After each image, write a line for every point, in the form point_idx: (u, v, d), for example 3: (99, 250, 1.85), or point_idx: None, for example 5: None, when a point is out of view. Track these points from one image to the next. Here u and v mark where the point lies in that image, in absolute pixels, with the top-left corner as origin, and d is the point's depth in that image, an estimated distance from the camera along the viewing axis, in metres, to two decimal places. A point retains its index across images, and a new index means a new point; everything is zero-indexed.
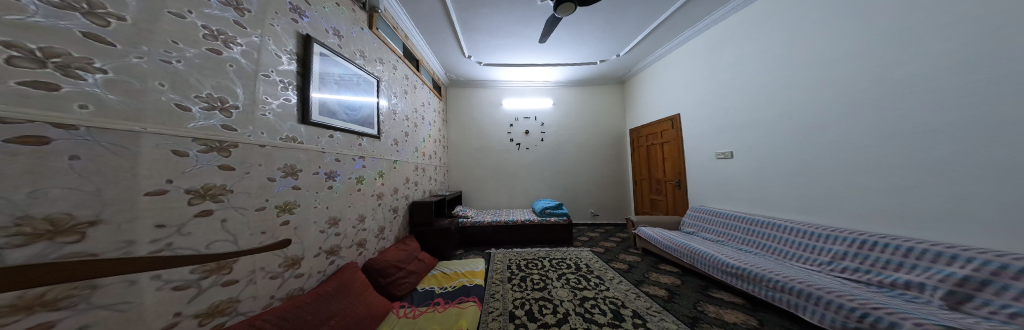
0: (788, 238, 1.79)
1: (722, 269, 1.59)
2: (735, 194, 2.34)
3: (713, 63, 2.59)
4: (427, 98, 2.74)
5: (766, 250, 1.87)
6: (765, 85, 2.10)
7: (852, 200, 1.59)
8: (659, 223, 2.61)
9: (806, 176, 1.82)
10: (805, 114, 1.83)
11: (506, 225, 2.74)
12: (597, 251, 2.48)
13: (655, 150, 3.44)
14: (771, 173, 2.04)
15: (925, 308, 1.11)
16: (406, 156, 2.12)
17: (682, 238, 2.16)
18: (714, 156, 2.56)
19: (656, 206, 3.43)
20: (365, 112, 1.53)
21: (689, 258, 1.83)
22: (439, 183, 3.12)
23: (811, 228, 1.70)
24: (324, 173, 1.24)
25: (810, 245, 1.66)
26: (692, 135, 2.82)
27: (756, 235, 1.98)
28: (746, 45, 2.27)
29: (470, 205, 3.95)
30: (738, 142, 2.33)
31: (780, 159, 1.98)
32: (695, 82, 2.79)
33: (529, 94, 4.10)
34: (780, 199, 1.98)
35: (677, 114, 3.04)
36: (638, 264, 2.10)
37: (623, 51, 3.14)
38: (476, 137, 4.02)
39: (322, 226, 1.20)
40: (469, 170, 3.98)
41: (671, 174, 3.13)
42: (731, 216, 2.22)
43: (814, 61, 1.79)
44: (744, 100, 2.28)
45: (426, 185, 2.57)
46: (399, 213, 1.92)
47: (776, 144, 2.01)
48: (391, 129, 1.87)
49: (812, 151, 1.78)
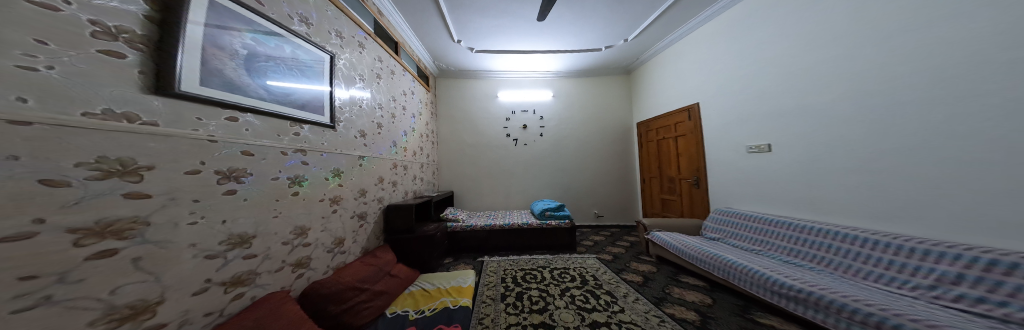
0: (855, 250, 1.45)
1: (772, 290, 1.31)
2: (768, 194, 2.05)
3: (739, 44, 2.29)
4: (410, 86, 2.49)
5: (820, 264, 1.56)
6: (808, 66, 1.80)
7: (928, 203, 1.32)
8: (676, 227, 2.33)
9: (871, 173, 1.50)
10: (868, 99, 1.51)
11: (501, 229, 2.50)
12: (605, 259, 2.21)
13: (667, 145, 3.15)
14: (817, 169, 1.74)
15: None
16: (380, 151, 1.87)
17: (704, 244, 1.89)
18: (745, 150, 2.24)
19: (667, 207, 3.16)
20: (296, 92, 1.19)
21: (722, 272, 1.55)
22: (426, 183, 2.86)
23: (891, 239, 1.36)
24: (219, 172, 0.89)
25: (895, 262, 1.31)
26: (714, 127, 2.53)
27: (804, 244, 1.67)
28: (781, 21, 1.97)
29: (463, 206, 3.70)
30: (771, 134, 2.03)
31: (831, 154, 1.67)
32: (716, 67, 2.50)
33: (526, 86, 3.82)
34: (831, 200, 1.67)
35: (696, 103, 2.74)
36: (654, 276, 1.83)
37: (632, 34, 2.85)
38: (468, 134, 3.76)
39: (216, 248, 0.87)
40: (462, 168, 3.73)
41: (687, 170, 2.85)
42: (767, 220, 1.91)
43: (880, 34, 1.47)
44: (778, 85, 1.98)
45: (408, 186, 2.32)
46: (365, 220, 1.65)
47: (824, 135, 1.70)
48: (355, 118, 1.60)
49: (877, 142, 1.47)
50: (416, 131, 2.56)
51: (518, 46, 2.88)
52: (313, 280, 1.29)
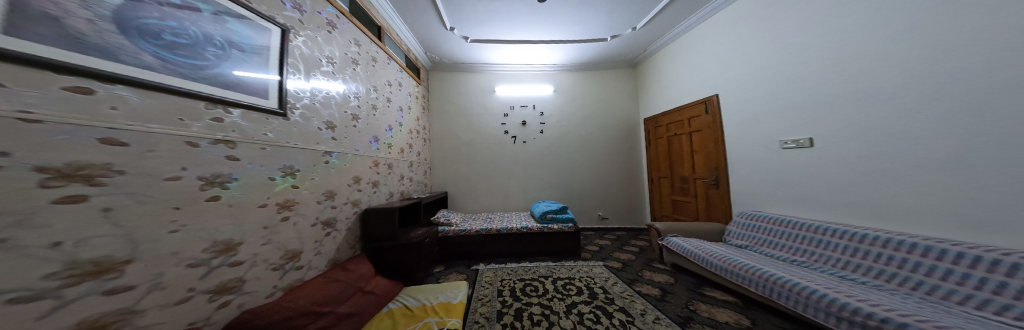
0: (917, 261, 1.25)
1: (829, 312, 1.12)
2: (800, 195, 1.84)
3: (769, 27, 2.06)
4: (399, 77, 2.35)
5: (876, 278, 1.35)
6: (855, 47, 1.57)
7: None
8: (694, 233, 2.17)
9: (948, 169, 1.27)
10: (944, 80, 1.26)
11: (496, 234, 2.43)
12: (614, 267, 2.06)
13: (679, 142, 2.93)
14: (872, 166, 1.50)
15: None
16: (355, 148, 1.68)
17: (728, 252, 1.76)
18: (778, 145, 1.99)
19: (679, 209, 2.96)
20: (214, 65, 0.90)
21: (766, 290, 1.35)
22: (414, 184, 2.68)
23: (983, 252, 1.11)
24: (52, 166, 0.58)
25: (987, 280, 1.06)
26: (738, 122, 2.31)
27: (859, 256, 1.44)
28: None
29: (458, 208, 3.51)
30: (812, 125, 1.78)
31: (892, 147, 1.43)
32: (737, 55, 2.30)
33: (524, 80, 3.64)
34: (894, 203, 1.43)
35: (714, 95, 2.51)
36: (673, 288, 1.66)
37: (640, 22, 2.65)
38: (462, 130, 3.58)
39: (41, 286, 0.57)
40: (457, 168, 3.54)
41: (703, 169, 2.63)
42: (808, 226, 1.69)
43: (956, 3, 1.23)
44: (817, 70, 1.75)
45: (393, 186, 2.14)
46: (327, 228, 1.43)
47: (882, 125, 1.46)
48: (317, 108, 1.38)
49: (959, 132, 1.23)
50: (404, 127, 2.42)
51: (514, 34, 2.73)
52: (246, 307, 1.02)
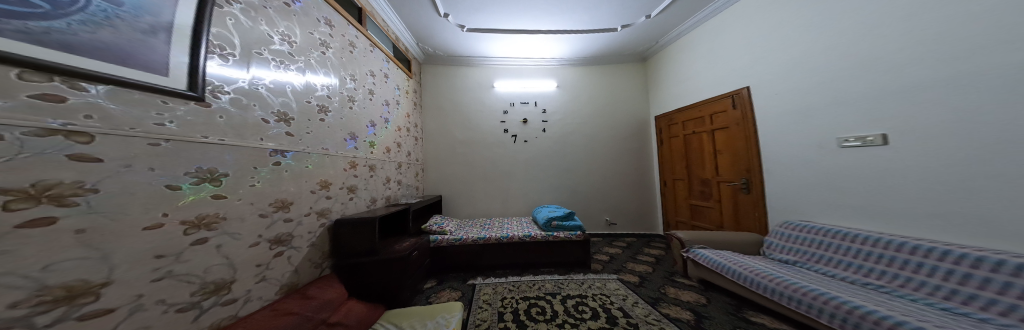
0: (979, 276, 1.11)
1: None
2: (857, 202, 1.60)
3: (813, 9, 1.81)
4: (384, 67, 2.24)
5: (936, 295, 1.20)
6: (934, 24, 1.31)
7: None
8: (719, 242, 2.04)
9: None
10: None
11: (496, 243, 2.31)
12: (631, 282, 2.05)
13: (699, 140, 2.70)
14: (966, 166, 1.24)
15: None
16: (328, 146, 1.44)
17: (767, 266, 1.68)
18: (839, 143, 1.67)
19: (699, 214, 2.74)
20: (54, 16, 0.55)
21: (820, 314, 1.26)
22: (402, 188, 2.48)
23: None
24: None
25: None
26: (772, 118, 2.07)
27: (953, 280, 1.17)
28: None
29: (455, 213, 3.31)
30: (860, 122, 1.57)
31: (995, 144, 1.16)
32: (773, 42, 2.06)
33: (526, 75, 3.43)
34: (1009, 213, 1.14)
35: (744, 88, 2.27)
36: (709, 311, 1.61)
37: (656, 9, 2.43)
38: (460, 129, 3.38)
39: None
40: (453, 170, 3.33)
41: (730, 172, 2.39)
42: (871, 239, 1.46)
43: None
44: (887, 52, 1.47)
45: (375, 191, 1.93)
46: (275, 248, 1.10)
47: (984, 116, 1.18)
48: (267, 101, 1.09)
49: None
50: (393, 126, 2.32)
51: (515, 23, 2.57)
52: None
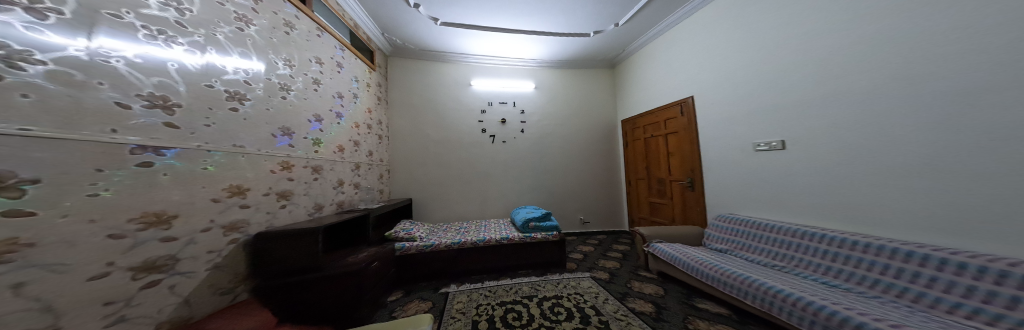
0: (883, 263, 1.25)
1: (819, 322, 1.11)
2: (781, 198, 1.79)
3: (741, 31, 2.04)
4: (338, 56, 2.01)
5: (846, 280, 1.35)
6: (832, 48, 1.53)
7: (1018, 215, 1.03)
8: (678, 236, 2.16)
9: (934, 173, 1.21)
10: (979, 60, 1.08)
11: (473, 247, 2.18)
12: (602, 279, 2.06)
13: (655, 144, 2.88)
14: (857, 166, 1.44)
15: None
16: (251, 143, 1.21)
17: (711, 256, 1.80)
18: (753, 147, 1.96)
19: (656, 211, 2.89)
20: None
21: (749, 297, 1.39)
22: (362, 192, 2.23)
23: (1002, 265, 0.98)
24: None
25: (994, 294, 0.96)
26: (713, 123, 2.26)
27: (854, 265, 1.34)
28: (788, 6, 1.75)
29: (423, 217, 3.08)
30: (784, 129, 1.76)
31: (874, 149, 1.37)
32: (717, 52, 2.23)
33: (504, 75, 3.35)
34: (883, 205, 1.36)
35: (688, 97, 2.48)
36: (665, 301, 1.68)
37: (623, 18, 2.54)
38: (429, 128, 3.17)
39: None
40: (422, 171, 3.11)
41: (680, 172, 2.59)
42: (788, 230, 1.65)
43: (940, 9, 1.17)
44: (800, 70, 1.68)
45: (324, 196, 1.70)
46: (143, 277, 0.81)
47: (879, 123, 1.36)
48: (130, 81, 0.78)
49: (995, 121, 1.05)
50: (350, 122, 2.09)
51: (492, 19, 2.48)
52: None
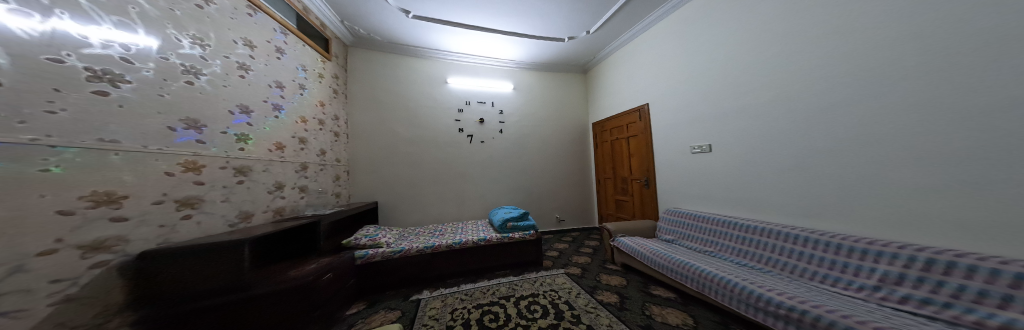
0: (785, 247, 1.51)
1: (744, 301, 1.27)
2: (718, 195, 2.01)
3: (684, 47, 2.29)
4: (279, 42, 1.75)
5: (758, 261, 1.60)
6: (753, 66, 1.78)
7: (879, 207, 1.27)
8: (639, 232, 2.31)
9: (826, 172, 1.44)
10: (867, 76, 1.28)
11: (450, 250, 2.07)
12: (575, 274, 2.09)
13: (619, 146, 3.05)
14: (772, 167, 1.67)
15: None
16: (137, 140, 0.96)
17: (663, 247, 1.96)
18: (689, 150, 2.23)
19: (621, 208, 3.06)
20: None
21: (688, 280, 1.56)
22: (312, 196, 1.98)
23: (872, 245, 1.22)
24: None
25: (867, 269, 1.21)
26: (663, 127, 2.48)
27: (762, 248, 1.61)
28: (720, 28, 1.99)
29: (389, 221, 2.85)
30: (720, 133, 1.98)
31: (787, 151, 1.60)
32: (674, 60, 2.39)
33: (482, 74, 3.28)
34: (787, 200, 1.61)
35: (645, 104, 2.69)
36: (627, 290, 1.77)
37: (594, 26, 2.65)
38: (396, 125, 2.95)
39: None
40: (390, 172, 2.88)
41: (638, 172, 2.78)
42: (717, 221, 1.90)
43: (834, 36, 1.41)
44: (729, 82, 1.92)
45: (256, 202, 1.46)
46: None
47: (790, 129, 1.59)
48: None
49: (881, 127, 1.24)
50: (296, 117, 1.85)
51: (468, 17, 2.39)
52: None
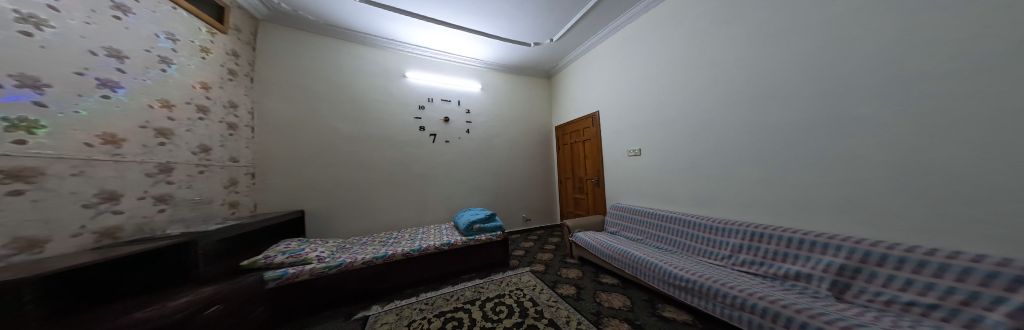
0: (689, 231, 1.82)
1: (670, 283, 1.44)
2: (650, 192, 2.29)
3: (625, 61, 2.56)
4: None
5: (674, 245, 1.88)
6: (671, 81, 2.09)
7: (754, 200, 1.60)
8: (594, 227, 2.48)
9: (721, 171, 1.76)
10: (748, 95, 1.61)
11: (408, 258, 1.83)
12: (539, 270, 2.09)
13: (577, 148, 3.25)
14: (685, 167, 1.98)
15: (879, 318, 0.92)
16: None
17: (611, 239, 2.13)
18: (627, 153, 2.53)
19: (578, 206, 3.25)
20: None
21: (625, 266, 1.74)
22: (183, 207, 1.50)
23: (745, 227, 1.56)
24: None
25: (741, 245, 1.55)
26: (611, 131, 2.73)
27: (675, 234, 1.90)
28: (651, 47, 2.28)
29: (326, 233, 2.42)
30: (650, 138, 2.29)
31: (693, 153, 1.92)
32: (617, 74, 2.67)
33: (447, 71, 3.12)
34: (696, 193, 1.91)
35: (596, 112, 2.94)
36: (582, 281, 1.84)
37: (558, 35, 2.75)
38: (337, 120, 2.53)
39: None
40: (329, 174, 2.46)
41: (591, 171, 3.00)
42: (647, 213, 2.18)
43: (727, 61, 1.72)
44: (657, 93, 2.22)
45: (62, 221, 1.01)
46: None
47: (695, 135, 1.91)
48: None
49: (754, 135, 1.58)
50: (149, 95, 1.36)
51: (430, 9, 2.22)
52: None
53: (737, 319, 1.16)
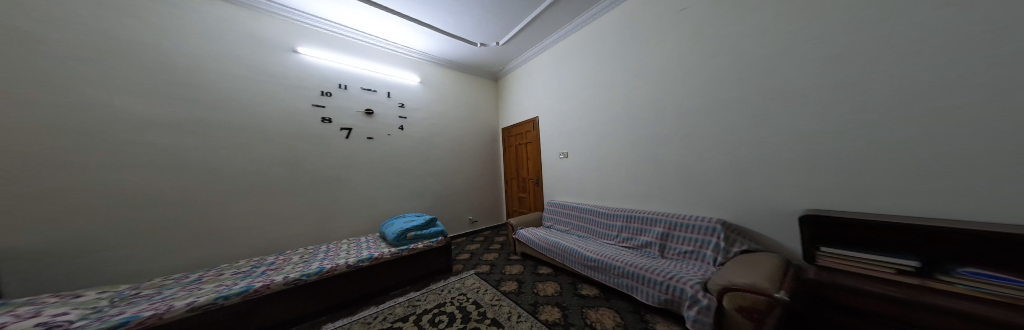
0: (598, 220, 2.19)
1: (584, 264, 1.68)
2: (576, 190, 2.62)
3: (556, 73, 2.85)
4: None
5: (591, 232, 2.21)
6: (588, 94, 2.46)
7: (637, 193, 2.03)
8: (532, 223, 2.63)
9: (618, 170, 2.18)
10: (631, 111, 2.05)
11: (301, 285, 1.41)
12: (484, 272, 2.03)
13: (519, 150, 3.38)
14: (598, 167, 2.37)
15: (686, 268, 1.36)
16: None
17: (548, 233, 2.32)
18: (558, 155, 2.83)
19: (523, 204, 3.38)
20: None
21: (555, 255, 1.93)
22: None
23: (620, 211, 2.02)
24: None
25: (619, 226, 1.99)
26: (546, 135, 2.97)
27: (591, 223, 2.24)
28: (575, 63, 2.61)
29: (166, 265, 1.71)
30: (574, 142, 2.62)
31: (602, 155, 2.32)
32: (549, 83, 2.94)
33: (376, 57, 2.70)
34: (605, 189, 2.30)
35: (535, 117, 3.12)
36: (524, 276, 1.91)
37: (504, 39, 2.77)
38: (185, 106, 1.79)
39: None
40: (178, 176, 1.75)
41: (532, 171, 3.17)
42: (572, 207, 2.48)
43: (622, 82, 2.14)
44: (578, 104, 2.57)
45: None
46: None
47: (603, 141, 2.30)
48: None
49: (635, 142, 2.03)
50: None
51: None
52: None
53: (622, 285, 1.45)
